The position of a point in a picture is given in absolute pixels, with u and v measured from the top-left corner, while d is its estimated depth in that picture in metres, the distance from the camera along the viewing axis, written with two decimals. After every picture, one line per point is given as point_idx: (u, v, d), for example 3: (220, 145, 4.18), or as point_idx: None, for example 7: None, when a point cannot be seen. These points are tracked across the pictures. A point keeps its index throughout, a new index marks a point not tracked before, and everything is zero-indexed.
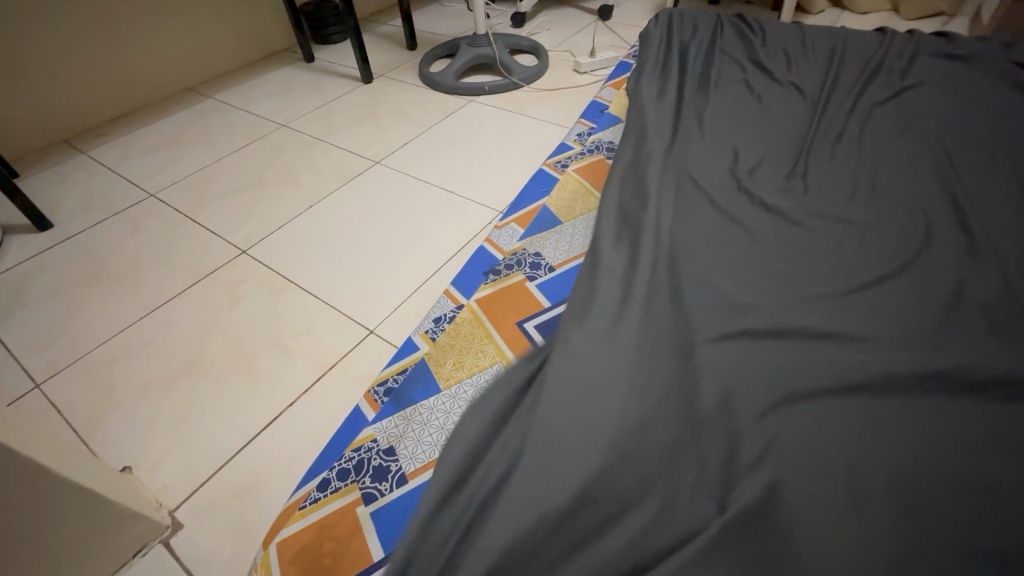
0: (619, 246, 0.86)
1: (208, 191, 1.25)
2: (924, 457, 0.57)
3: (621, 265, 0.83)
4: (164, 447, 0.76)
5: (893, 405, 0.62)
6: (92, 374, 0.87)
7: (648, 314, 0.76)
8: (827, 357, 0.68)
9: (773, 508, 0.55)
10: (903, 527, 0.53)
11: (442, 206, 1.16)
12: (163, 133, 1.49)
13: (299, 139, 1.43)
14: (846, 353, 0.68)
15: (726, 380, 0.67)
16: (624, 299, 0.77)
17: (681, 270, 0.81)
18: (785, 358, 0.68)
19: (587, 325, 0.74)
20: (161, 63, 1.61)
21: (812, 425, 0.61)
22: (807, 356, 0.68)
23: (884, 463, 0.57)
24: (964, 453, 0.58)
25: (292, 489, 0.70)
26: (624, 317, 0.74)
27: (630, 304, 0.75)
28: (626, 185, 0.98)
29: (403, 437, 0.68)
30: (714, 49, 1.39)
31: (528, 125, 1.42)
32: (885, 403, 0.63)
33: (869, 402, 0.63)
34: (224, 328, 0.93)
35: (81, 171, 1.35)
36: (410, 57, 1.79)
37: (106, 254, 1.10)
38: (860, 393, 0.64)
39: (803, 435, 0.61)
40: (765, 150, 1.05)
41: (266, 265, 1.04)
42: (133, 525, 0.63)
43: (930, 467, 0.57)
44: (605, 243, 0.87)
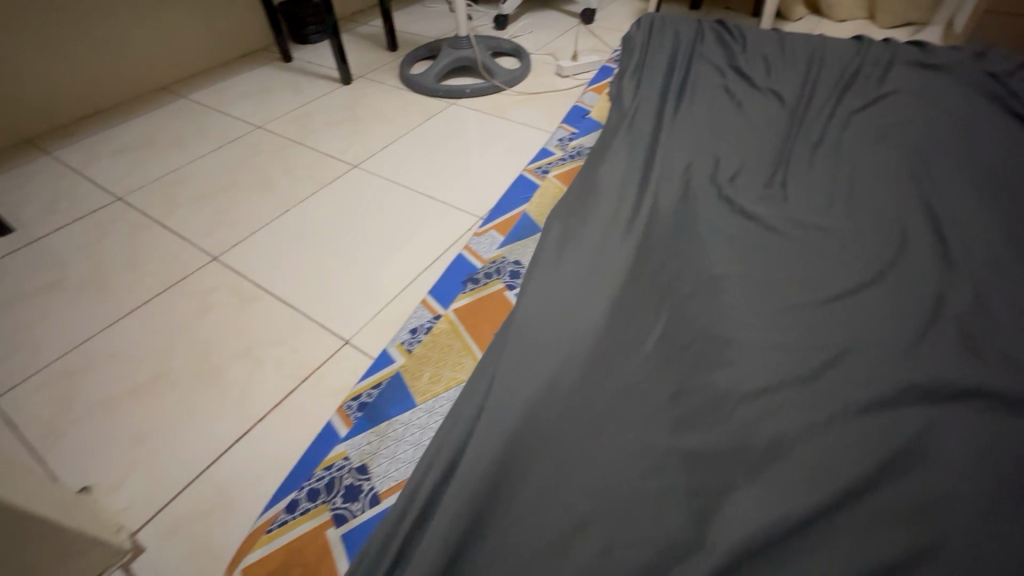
0: (599, 256, 0.86)
1: (178, 195, 1.21)
2: (896, 470, 0.58)
3: (601, 275, 0.83)
4: (127, 465, 0.73)
5: (868, 417, 0.62)
6: (51, 388, 0.83)
7: (626, 326, 0.75)
8: (804, 369, 0.68)
9: (752, 523, 0.54)
10: (879, 541, 0.53)
11: (421, 211, 1.14)
12: (132, 133, 1.44)
13: (275, 141, 1.39)
14: (824, 365, 0.68)
15: (702, 394, 0.67)
16: (603, 313, 0.77)
17: (661, 283, 0.82)
18: (764, 370, 0.68)
19: (566, 341, 0.74)
20: (131, 61, 1.55)
21: (788, 437, 0.61)
22: (785, 368, 0.68)
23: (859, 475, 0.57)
24: (938, 465, 0.58)
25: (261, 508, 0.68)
26: (603, 333, 0.75)
27: (609, 322, 0.76)
28: (607, 191, 0.98)
29: (376, 455, 0.67)
30: (695, 55, 1.39)
31: (509, 129, 1.41)
32: (860, 413, 0.63)
33: (844, 413, 0.63)
34: (193, 339, 0.89)
35: (45, 173, 1.30)
36: (391, 58, 1.76)
37: (69, 260, 1.05)
38: (836, 404, 0.64)
39: (778, 448, 0.61)
40: (745, 158, 1.05)
41: (238, 272, 1.01)
42: (90, 549, 0.59)
43: (903, 479, 0.57)
44: (585, 253, 0.86)
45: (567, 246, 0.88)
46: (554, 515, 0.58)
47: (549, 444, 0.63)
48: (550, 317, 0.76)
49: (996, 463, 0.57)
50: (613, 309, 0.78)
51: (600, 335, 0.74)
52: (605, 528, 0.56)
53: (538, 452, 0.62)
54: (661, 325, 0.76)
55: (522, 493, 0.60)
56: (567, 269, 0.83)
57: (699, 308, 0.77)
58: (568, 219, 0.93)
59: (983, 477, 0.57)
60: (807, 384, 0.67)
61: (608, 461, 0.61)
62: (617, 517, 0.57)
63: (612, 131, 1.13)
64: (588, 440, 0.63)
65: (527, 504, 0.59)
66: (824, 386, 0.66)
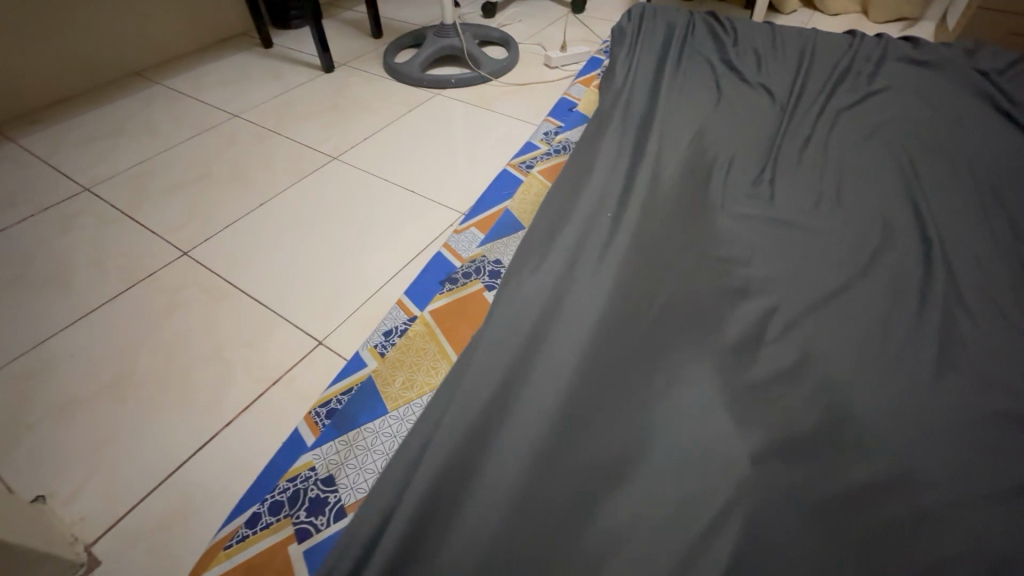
0: (580, 253, 0.83)
1: (149, 186, 1.17)
2: (880, 485, 0.56)
3: (582, 276, 0.80)
4: (85, 472, 0.70)
5: (851, 428, 0.61)
6: (8, 391, 0.79)
7: (608, 328, 0.73)
8: (785, 372, 0.66)
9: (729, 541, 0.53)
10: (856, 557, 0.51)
11: (402, 206, 1.11)
12: (103, 121, 1.39)
13: (253, 131, 1.35)
14: (808, 372, 0.66)
15: (682, 402, 0.64)
16: (581, 312, 0.74)
17: (643, 280, 0.79)
18: (744, 377, 0.66)
19: (542, 343, 0.71)
20: (103, 45, 1.49)
21: (766, 445, 0.59)
22: (766, 371, 0.66)
23: (834, 486, 0.56)
24: (918, 477, 0.56)
25: (223, 520, 0.65)
26: (581, 333, 0.72)
27: (589, 321, 0.73)
28: (591, 186, 0.95)
29: (344, 465, 0.65)
30: (686, 47, 1.36)
31: (495, 121, 1.37)
32: (841, 420, 0.61)
33: (825, 418, 0.61)
34: (159, 339, 0.86)
35: (8, 161, 1.25)
36: (375, 46, 1.71)
37: (32, 254, 1.01)
38: (818, 411, 0.62)
39: (755, 454, 0.59)
40: (733, 154, 1.03)
41: (209, 269, 0.98)
42: (40, 566, 0.57)
43: (885, 492, 0.55)
44: (568, 250, 0.83)
45: (550, 244, 0.85)
46: (524, 528, 0.55)
47: (522, 451, 0.60)
48: (528, 317, 0.74)
49: (979, 475, 0.56)
50: (592, 309, 0.75)
51: (578, 337, 0.71)
52: (577, 542, 0.54)
53: (510, 460, 0.60)
54: (643, 326, 0.73)
55: (489, 502, 0.57)
56: (546, 268, 0.80)
57: (680, 307, 0.75)
58: (548, 214, 0.90)
59: (964, 489, 0.55)
60: (786, 384, 0.65)
61: (583, 470, 0.59)
62: (590, 529, 0.55)
63: (597, 125, 1.10)
64: (563, 447, 0.61)
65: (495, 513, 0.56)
66: (803, 388, 0.64)
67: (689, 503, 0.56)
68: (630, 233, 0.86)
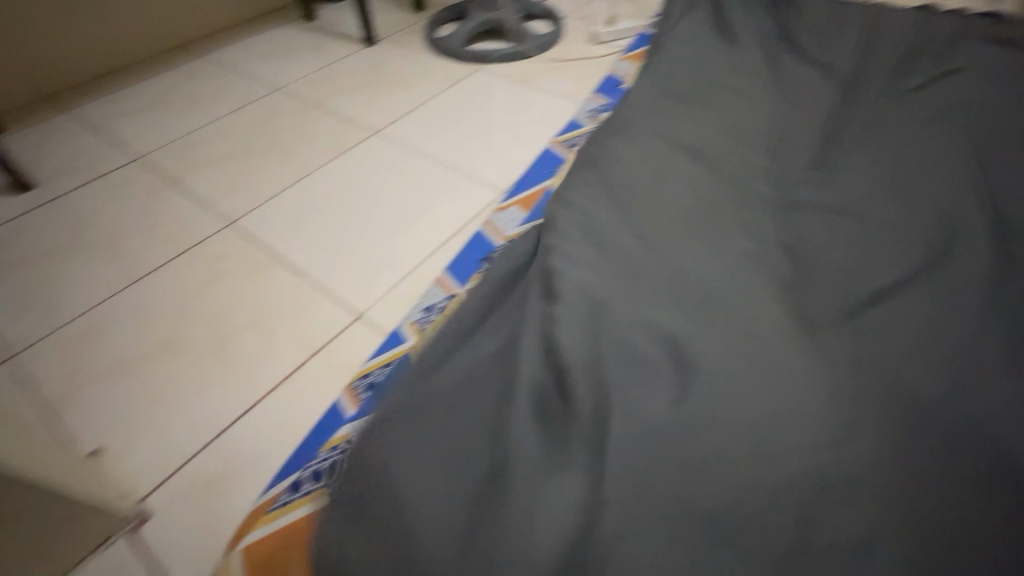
0: (622, 233, 0.80)
1: (197, 156, 1.19)
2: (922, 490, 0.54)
3: (626, 258, 0.77)
4: (137, 429, 0.73)
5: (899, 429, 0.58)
6: (67, 349, 0.83)
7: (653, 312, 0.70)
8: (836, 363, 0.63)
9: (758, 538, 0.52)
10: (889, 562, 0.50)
11: (441, 180, 1.10)
12: (153, 91, 1.42)
13: (295, 103, 1.35)
14: (857, 366, 0.62)
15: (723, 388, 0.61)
16: (623, 295, 0.72)
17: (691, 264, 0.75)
18: (790, 366, 0.62)
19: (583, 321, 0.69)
20: (153, 15, 1.51)
21: (816, 443, 0.57)
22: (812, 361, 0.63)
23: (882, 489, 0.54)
24: (977, 487, 0.54)
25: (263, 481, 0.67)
26: (620, 315, 0.69)
27: (631, 304, 0.71)
28: (638, 165, 0.91)
29: (372, 431, 0.64)
30: (743, 20, 1.28)
31: (537, 98, 1.33)
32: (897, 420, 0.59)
33: (870, 416, 0.59)
34: (206, 305, 0.88)
35: (67, 130, 1.29)
36: (417, 19, 1.69)
37: (87, 220, 1.04)
38: (868, 409, 0.59)
39: (799, 450, 0.56)
40: (790, 136, 0.97)
41: (253, 239, 0.99)
42: (94, 517, 0.58)
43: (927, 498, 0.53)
44: (613, 231, 0.80)
45: (594, 222, 0.81)
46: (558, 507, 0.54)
47: (559, 433, 0.59)
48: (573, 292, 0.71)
49: None
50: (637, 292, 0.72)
51: (622, 319, 0.69)
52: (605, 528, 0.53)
53: (539, 442, 0.58)
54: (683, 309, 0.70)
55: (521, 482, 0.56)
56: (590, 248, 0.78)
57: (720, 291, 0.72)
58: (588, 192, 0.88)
59: None
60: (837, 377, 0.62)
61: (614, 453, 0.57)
62: (625, 514, 0.53)
63: (643, 101, 1.06)
64: (602, 430, 0.59)
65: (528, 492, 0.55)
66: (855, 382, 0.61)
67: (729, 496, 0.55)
68: (678, 215, 0.82)
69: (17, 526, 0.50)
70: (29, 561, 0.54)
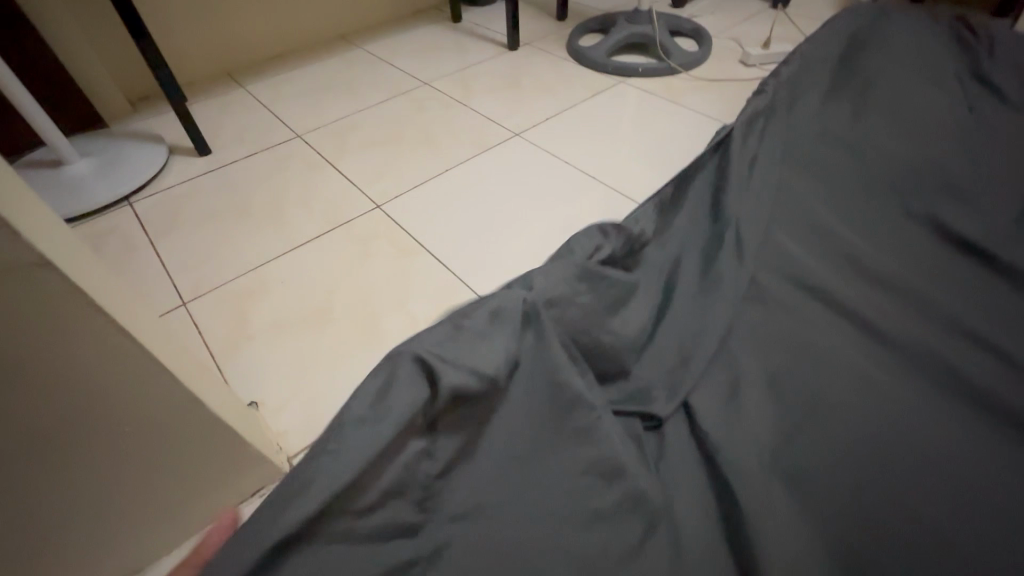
0: (793, 281, 0.78)
1: (351, 139, 1.27)
2: (904, 516, 0.56)
3: (797, 298, 0.76)
4: (287, 391, 0.77)
5: (918, 461, 0.60)
6: (231, 304, 0.90)
7: (818, 341, 0.71)
8: (886, 448, 0.61)
9: None
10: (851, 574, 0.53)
11: (578, 190, 1.09)
12: (315, 76, 1.53)
13: (440, 100, 1.40)
14: (899, 414, 0.64)
15: (767, 425, 0.64)
16: (798, 333, 0.72)
17: (778, 319, 0.74)
18: (838, 418, 0.64)
19: (679, 352, 0.72)
20: (319, 9, 1.65)
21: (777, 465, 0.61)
22: (865, 425, 0.63)
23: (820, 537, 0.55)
24: (948, 522, 0.56)
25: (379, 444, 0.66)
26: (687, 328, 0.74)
27: (787, 335, 0.72)
28: (805, 211, 0.87)
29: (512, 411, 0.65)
30: (938, 42, 1.14)
31: (680, 116, 1.30)
32: (906, 499, 0.57)
33: (872, 454, 0.61)
34: (353, 282, 0.93)
35: (240, 103, 1.43)
36: (558, 30, 1.72)
37: (253, 188, 1.14)
38: (846, 460, 0.61)
39: (798, 479, 0.60)
40: (989, 191, 0.87)
41: (399, 224, 1.03)
42: (253, 471, 0.64)
43: (907, 527, 0.56)
44: (783, 273, 0.79)
45: (763, 258, 0.82)
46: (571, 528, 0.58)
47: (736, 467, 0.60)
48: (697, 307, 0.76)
49: None
50: (809, 327, 0.73)
51: (793, 351, 0.71)
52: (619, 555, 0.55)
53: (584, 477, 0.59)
54: (752, 368, 0.70)
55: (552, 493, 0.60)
56: (748, 282, 0.78)
57: (789, 334, 0.72)
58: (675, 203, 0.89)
59: None
60: (881, 450, 0.61)
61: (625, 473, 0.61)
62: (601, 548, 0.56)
63: (802, 132, 1.00)
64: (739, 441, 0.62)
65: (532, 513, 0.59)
66: (899, 466, 0.60)
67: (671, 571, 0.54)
68: (847, 267, 0.79)
69: (186, 475, 0.57)
70: (203, 500, 0.61)
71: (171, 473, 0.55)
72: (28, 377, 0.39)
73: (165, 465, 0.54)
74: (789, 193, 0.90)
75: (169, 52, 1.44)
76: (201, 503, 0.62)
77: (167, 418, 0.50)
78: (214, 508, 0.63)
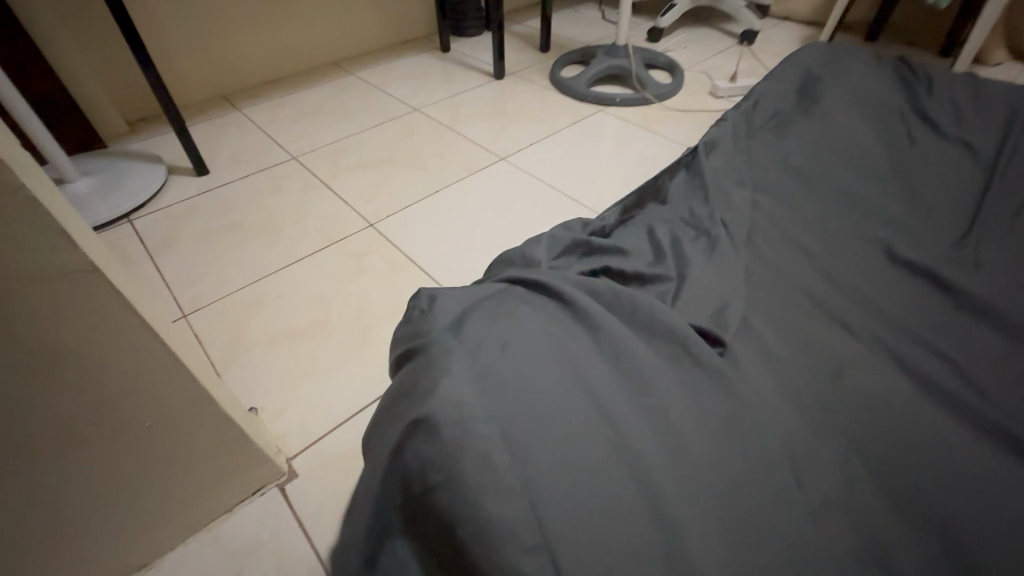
0: (766, 277, 0.83)
1: (344, 161, 1.33)
2: (911, 476, 0.57)
3: (775, 285, 0.81)
4: (287, 397, 0.82)
5: (919, 426, 0.61)
6: (230, 316, 0.94)
7: (804, 323, 0.75)
8: (886, 414, 0.63)
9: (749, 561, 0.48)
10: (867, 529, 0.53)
11: (560, 210, 1.17)
12: (310, 100, 1.60)
13: (430, 125, 1.48)
14: (901, 391, 0.66)
15: (782, 388, 0.66)
16: (779, 315, 0.76)
17: (771, 295, 0.79)
18: (853, 384, 0.66)
19: (716, 298, 0.75)
20: (315, 37, 1.73)
21: (799, 425, 0.61)
22: (872, 395, 0.64)
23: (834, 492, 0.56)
24: (950, 486, 0.56)
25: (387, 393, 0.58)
26: (716, 279, 0.78)
27: (781, 315, 0.76)
28: (770, 223, 0.94)
29: (567, 345, 0.59)
30: (884, 78, 1.26)
31: (654, 142, 1.39)
32: (909, 458, 0.58)
33: (878, 416, 0.62)
34: (349, 295, 0.98)
35: (237, 125, 1.49)
36: (541, 61, 1.83)
37: (251, 207, 1.19)
38: (855, 425, 0.62)
39: (815, 439, 0.60)
40: (925, 215, 0.97)
41: (391, 241, 1.09)
42: (255, 468, 0.68)
43: (914, 483, 0.57)
44: (761, 268, 0.85)
45: (745, 250, 0.87)
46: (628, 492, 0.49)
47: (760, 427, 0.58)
48: (708, 270, 0.80)
49: None
50: (796, 310, 0.77)
51: (786, 329, 0.74)
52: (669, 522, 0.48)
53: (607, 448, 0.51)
54: (766, 332, 0.72)
55: (602, 446, 0.51)
56: (739, 263, 0.83)
57: (789, 312, 0.77)
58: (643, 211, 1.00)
59: None
60: (889, 417, 0.62)
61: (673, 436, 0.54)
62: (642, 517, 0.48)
63: (762, 159, 1.09)
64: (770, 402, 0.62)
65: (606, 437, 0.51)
66: (905, 432, 0.61)
67: (736, 520, 0.51)
68: (808, 266, 0.86)
69: (192, 470, 0.61)
70: (207, 496, 0.65)
71: (180, 467, 0.59)
72: (51, 381, 0.43)
73: (173, 460, 0.58)
74: (760, 201, 0.99)
75: (167, 75, 1.50)
76: (205, 499, 0.66)
77: (181, 415, 0.55)
78: (220, 504, 0.68)
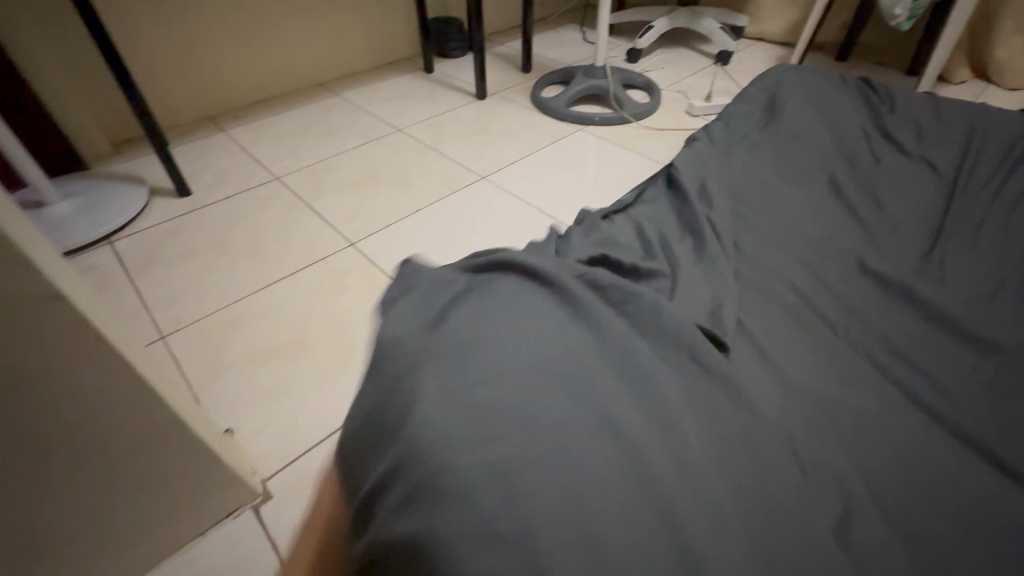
0: (748, 286, 0.85)
1: (326, 181, 1.35)
2: (895, 487, 0.58)
3: (755, 294, 0.83)
4: (265, 417, 0.82)
5: (901, 438, 0.63)
6: (209, 336, 0.95)
7: (783, 333, 0.76)
8: (867, 426, 0.64)
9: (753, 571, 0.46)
10: (870, 537, 0.53)
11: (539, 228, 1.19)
12: (295, 121, 1.63)
13: (413, 144, 1.51)
14: (884, 403, 0.68)
15: (771, 399, 0.66)
16: (753, 324, 0.77)
17: (750, 304, 0.80)
18: (840, 400, 0.67)
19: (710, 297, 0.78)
20: (301, 59, 1.77)
21: (792, 436, 0.61)
22: (857, 409, 0.66)
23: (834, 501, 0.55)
24: (931, 496, 0.58)
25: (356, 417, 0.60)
26: (709, 285, 0.81)
27: (760, 324, 0.77)
28: (743, 236, 0.96)
29: (569, 339, 0.61)
30: (850, 98, 1.30)
31: (632, 160, 1.43)
32: (892, 472, 0.60)
33: (862, 429, 0.64)
34: (329, 313, 0.99)
35: (222, 146, 1.50)
36: (523, 82, 1.87)
37: (233, 228, 1.20)
38: (838, 437, 0.63)
39: (811, 448, 0.60)
40: (892, 230, 1.00)
41: (371, 260, 1.11)
42: (230, 489, 0.68)
43: (895, 495, 0.58)
44: (746, 277, 0.86)
45: (728, 258, 0.88)
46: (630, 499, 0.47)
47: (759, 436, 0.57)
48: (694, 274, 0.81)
49: None
50: (784, 319, 0.79)
51: (768, 337, 0.75)
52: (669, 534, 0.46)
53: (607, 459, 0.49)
54: (758, 338, 0.74)
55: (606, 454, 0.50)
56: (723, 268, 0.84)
57: (776, 320, 0.79)
58: (636, 211, 1.03)
59: None
60: (871, 430, 0.64)
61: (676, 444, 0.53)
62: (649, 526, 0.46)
63: (738, 168, 1.10)
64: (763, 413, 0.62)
65: (610, 444, 0.50)
66: (888, 444, 0.63)
67: (744, 530, 0.49)
68: (783, 275, 0.87)
69: (164, 491, 0.61)
70: (180, 517, 0.65)
71: (151, 489, 0.59)
72: (18, 403, 0.44)
73: (144, 481, 0.58)
74: (739, 210, 1.01)
75: (152, 96, 1.51)
76: (178, 521, 0.65)
77: (152, 436, 0.55)
78: (193, 525, 0.67)
